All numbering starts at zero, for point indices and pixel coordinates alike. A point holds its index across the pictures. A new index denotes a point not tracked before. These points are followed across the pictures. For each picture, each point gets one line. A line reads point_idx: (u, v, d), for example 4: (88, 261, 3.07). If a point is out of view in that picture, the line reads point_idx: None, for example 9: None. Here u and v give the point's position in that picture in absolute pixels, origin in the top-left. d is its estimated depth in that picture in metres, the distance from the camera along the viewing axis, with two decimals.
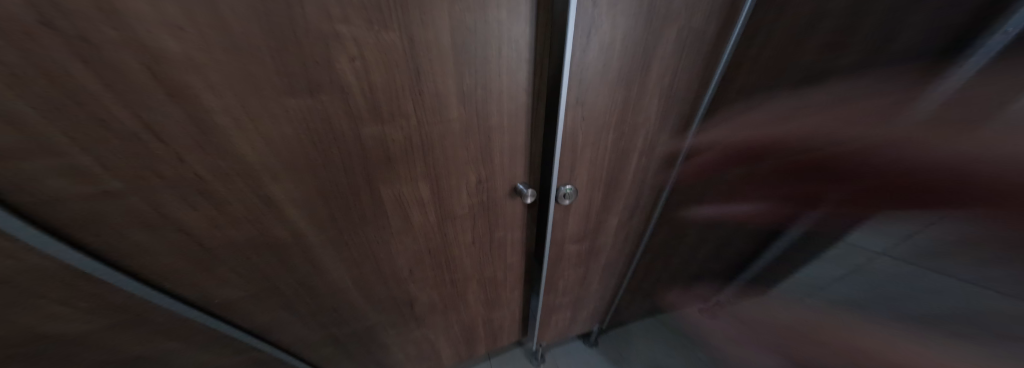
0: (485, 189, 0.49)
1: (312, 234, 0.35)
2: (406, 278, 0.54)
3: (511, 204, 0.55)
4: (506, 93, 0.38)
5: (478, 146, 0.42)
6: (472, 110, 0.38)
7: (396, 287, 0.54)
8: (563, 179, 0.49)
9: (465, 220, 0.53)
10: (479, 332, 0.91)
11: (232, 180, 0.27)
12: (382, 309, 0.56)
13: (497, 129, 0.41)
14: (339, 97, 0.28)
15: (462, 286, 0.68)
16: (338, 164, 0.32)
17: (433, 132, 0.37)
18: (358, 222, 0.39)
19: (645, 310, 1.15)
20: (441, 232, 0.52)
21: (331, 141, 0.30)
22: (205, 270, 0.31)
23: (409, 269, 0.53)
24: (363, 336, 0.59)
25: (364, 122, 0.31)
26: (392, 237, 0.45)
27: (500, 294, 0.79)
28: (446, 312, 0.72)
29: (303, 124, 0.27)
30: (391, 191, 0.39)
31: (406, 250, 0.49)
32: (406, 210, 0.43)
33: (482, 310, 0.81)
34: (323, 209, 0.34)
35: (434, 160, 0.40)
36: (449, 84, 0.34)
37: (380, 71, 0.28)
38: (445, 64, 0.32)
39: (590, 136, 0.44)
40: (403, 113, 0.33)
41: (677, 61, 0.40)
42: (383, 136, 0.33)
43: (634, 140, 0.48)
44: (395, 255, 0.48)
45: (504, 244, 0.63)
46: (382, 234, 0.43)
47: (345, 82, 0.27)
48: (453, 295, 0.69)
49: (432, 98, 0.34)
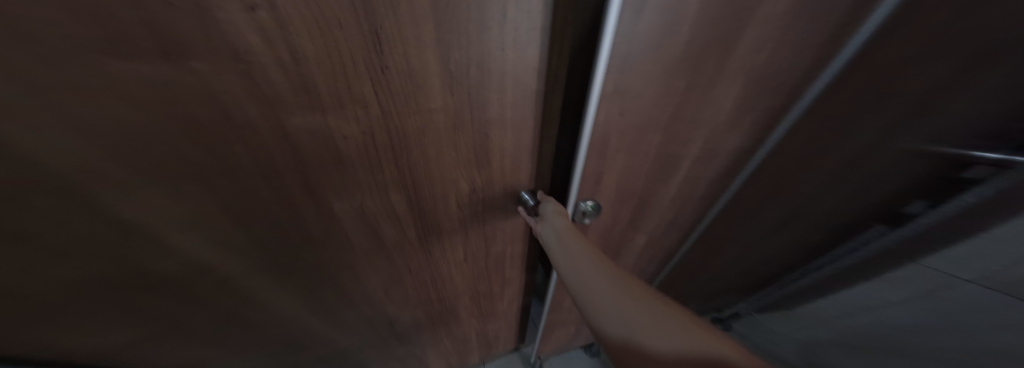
0: (478, 199, 0.39)
1: (225, 261, 0.27)
2: (383, 298, 0.45)
3: (512, 216, 0.45)
4: (499, 77, 0.26)
5: (469, 147, 0.32)
6: (463, 98, 0.27)
7: (370, 308, 0.45)
8: (582, 194, 0.38)
9: (456, 235, 0.43)
10: (472, 344, 0.83)
11: (43, 204, 0.18)
12: (353, 328, 0.48)
13: (498, 123, 0.30)
14: (241, 70, 0.17)
15: (453, 303, 0.59)
16: (255, 168, 0.23)
17: (406, 126, 0.27)
18: (300, 238, 0.30)
19: None
20: (425, 250, 0.42)
21: (238, 136, 0.20)
22: (42, 314, 0.23)
23: (386, 289, 0.44)
24: (332, 356, 0.51)
25: (289, 108, 0.21)
26: (359, 254, 0.36)
27: (496, 308, 0.71)
28: (434, 328, 0.64)
29: (183, 111, 0.18)
30: (350, 201, 0.30)
31: (381, 268, 0.40)
32: (374, 224, 0.34)
33: (476, 324, 0.73)
34: (237, 230, 0.26)
35: (409, 164, 0.30)
36: (421, 57, 0.23)
37: (305, 30, 0.18)
38: (417, 27, 0.21)
39: (624, 140, 0.32)
40: (356, 98, 0.23)
41: (769, 38, 0.27)
42: (327, 129, 0.24)
43: (682, 146, 0.36)
44: (366, 273, 0.39)
45: (503, 260, 0.54)
46: (345, 250, 0.34)
47: (246, 45, 0.17)
48: (442, 313, 0.60)
49: (402, 78, 0.23)
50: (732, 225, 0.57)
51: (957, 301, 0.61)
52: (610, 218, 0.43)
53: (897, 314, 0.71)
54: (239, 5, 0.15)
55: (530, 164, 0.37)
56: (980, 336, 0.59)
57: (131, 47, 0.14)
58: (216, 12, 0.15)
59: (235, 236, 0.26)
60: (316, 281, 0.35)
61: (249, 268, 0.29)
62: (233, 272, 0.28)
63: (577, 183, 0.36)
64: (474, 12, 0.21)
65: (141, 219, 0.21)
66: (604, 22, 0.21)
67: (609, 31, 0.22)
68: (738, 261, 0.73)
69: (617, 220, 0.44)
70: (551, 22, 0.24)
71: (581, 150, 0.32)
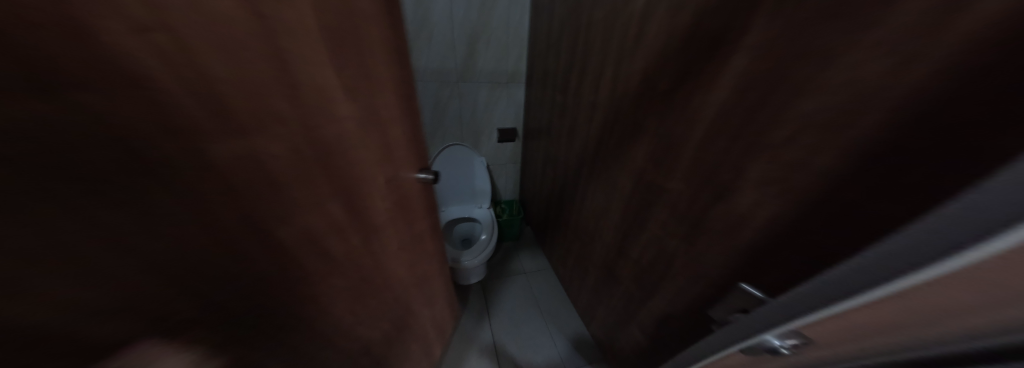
0: (397, 186, 0.47)
1: (152, 331, 0.22)
2: (347, 321, 0.45)
3: (418, 190, 0.56)
4: (379, 86, 0.39)
5: (378, 144, 0.41)
6: (362, 106, 0.36)
7: (334, 337, 0.44)
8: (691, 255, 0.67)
9: (389, 228, 0.48)
10: (439, 347, 0.84)
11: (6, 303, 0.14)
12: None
13: (390, 124, 0.42)
14: (146, 99, 0.17)
15: (408, 304, 0.61)
16: (173, 205, 0.21)
17: (327, 135, 0.32)
18: (240, 270, 0.27)
19: (589, 270, 1.27)
20: (371, 252, 0.45)
21: (152, 171, 0.19)
22: None
23: (348, 310, 0.44)
24: None
25: (210, 135, 0.21)
26: (315, 278, 0.36)
27: (441, 292, 0.77)
28: (403, 340, 0.64)
29: (86, 157, 0.15)
30: (293, 226, 0.31)
31: (336, 288, 0.40)
32: (321, 241, 0.35)
33: (436, 315, 0.77)
34: (168, 284, 0.22)
35: (337, 170, 0.34)
36: (330, 77, 0.30)
37: (223, 60, 0.21)
38: (314, 52, 0.28)
39: (982, 319, 0.18)
40: (276, 117, 0.26)
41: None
42: (255, 151, 0.25)
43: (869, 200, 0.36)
44: (327, 299, 0.40)
45: (426, 237, 0.62)
46: (300, 278, 0.34)
47: (146, 71, 0.17)
48: (403, 319, 0.61)
49: (312, 92, 0.29)
50: (655, 210, 0.78)
51: None
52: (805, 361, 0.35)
53: None
54: (135, 27, 0.16)
55: (412, 143, 0.51)
56: None
57: (45, 92, 0.13)
58: (111, 39, 0.15)
59: (163, 293, 0.22)
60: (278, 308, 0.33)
61: (176, 330, 0.24)
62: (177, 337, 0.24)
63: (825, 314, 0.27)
64: (354, 46, 0.32)
65: (42, 318, 0.16)
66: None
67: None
68: (641, 243, 0.86)
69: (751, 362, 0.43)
70: (387, 42, 0.39)
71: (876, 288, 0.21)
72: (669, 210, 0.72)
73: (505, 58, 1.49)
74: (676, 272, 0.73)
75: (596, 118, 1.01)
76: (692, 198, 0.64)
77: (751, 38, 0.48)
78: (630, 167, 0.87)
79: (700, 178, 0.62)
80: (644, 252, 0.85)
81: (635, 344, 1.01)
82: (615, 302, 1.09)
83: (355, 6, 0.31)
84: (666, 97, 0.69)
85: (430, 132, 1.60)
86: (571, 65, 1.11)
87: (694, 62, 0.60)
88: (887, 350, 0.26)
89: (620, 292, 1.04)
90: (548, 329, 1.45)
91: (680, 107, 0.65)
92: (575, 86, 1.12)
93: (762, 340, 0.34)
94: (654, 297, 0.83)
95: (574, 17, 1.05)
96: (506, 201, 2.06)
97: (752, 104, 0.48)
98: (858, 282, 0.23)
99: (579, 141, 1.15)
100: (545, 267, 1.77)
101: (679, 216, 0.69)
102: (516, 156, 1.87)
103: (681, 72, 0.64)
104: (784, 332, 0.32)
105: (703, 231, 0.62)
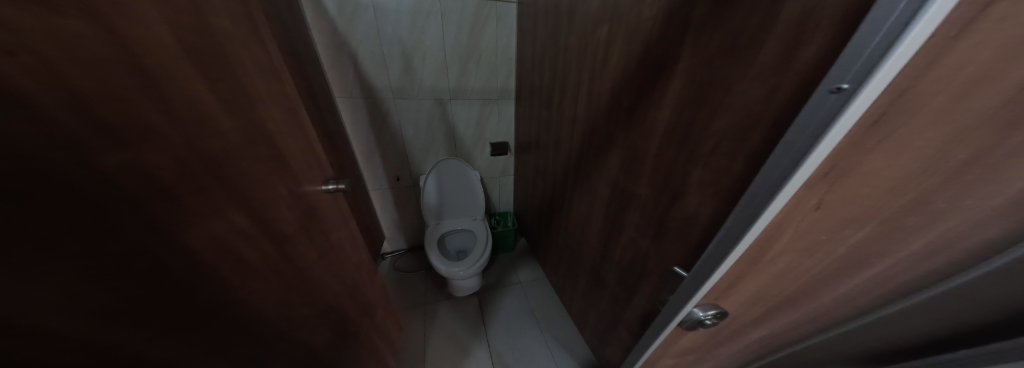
0: (301, 195, 0.48)
1: (137, 344, 0.22)
2: (299, 325, 0.45)
3: (326, 200, 0.57)
4: (259, 101, 0.41)
5: (271, 154, 0.42)
6: (246, 120, 0.37)
7: (294, 342, 0.44)
8: (659, 258, 0.64)
9: (302, 236, 0.46)
10: (388, 356, 0.82)
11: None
12: None
13: (279, 135, 0.44)
14: (27, 116, 0.17)
15: (347, 309, 0.60)
16: (92, 222, 0.20)
17: (213, 149, 0.31)
18: (185, 285, 0.27)
19: (575, 280, 1.23)
20: (294, 261, 0.44)
21: (64, 187, 0.18)
22: None
23: (293, 313, 0.44)
24: None
25: (98, 149, 0.20)
26: (250, 290, 0.35)
27: (379, 298, 0.77)
28: (351, 345, 0.62)
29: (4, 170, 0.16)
30: (202, 233, 0.29)
31: (273, 296, 0.39)
32: (235, 250, 0.33)
33: (379, 322, 0.76)
34: (114, 290, 0.21)
35: (231, 182, 0.33)
36: (202, 92, 0.30)
37: (87, 73, 0.20)
38: (179, 67, 0.28)
39: (834, 225, 0.22)
40: (156, 130, 0.25)
41: (838, 261, 0.25)
42: (144, 163, 0.24)
43: None
44: (271, 307, 0.39)
45: (347, 246, 0.62)
46: (239, 289, 0.33)
47: (19, 88, 0.17)
48: (346, 325, 0.59)
49: (186, 107, 0.28)
50: (626, 215, 0.76)
51: (787, 333, 0.39)
52: (737, 325, 0.38)
53: (765, 345, 0.43)
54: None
55: (306, 155, 0.52)
56: (759, 342, 0.43)
57: None
58: None
59: (120, 308, 0.21)
60: (232, 320, 0.32)
61: (159, 343, 0.24)
62: (140, 345, 0.22)
63: (726, 268, 0.28)
64: (223, 64, 0.34)
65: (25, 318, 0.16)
66: (870, 73, 0.14)
67: (875, 83, 0.14)
68: (617, 249, 0.83)
69: (698, 345, 0.44)
70: (255, 61, 0.41)
71: (755, 230, 0.24)
72: (637, 215, 0.70)
73: (495, 76, 1.50)
74: (648, 275, 0.70)
75: (576, 131, 0.95)
76: (656, 202, 0.62)
77: (681, 64, 0.50)
78: (605, 176, 0.82)
79: (658, 180, 0.61)
80: (620, 258, 0.82)
81: (618, 352, 0.96)
82: (600, 312, 1.04)
83: (206, 26, 0.32)
84: (624, 105, 0.68)
85: (417, 148, 1.59)
86: (553, 82, 1.07)
87: (648, 72, 0.59)
88: (792, 286, 0.30)
89: (603, 301, 1.00)
90: (543, 338, 1.39)
91: (639, 113, 0.63)
92: (557, 101, 1.06)
93: (688, 315, 0.35)
94: (633, 304, 0.79)
95: (552, 33, 1.03)
96: (501, 213, 2.04)
97: (701, 109, 0.47)
98: (736, 233, 0.25)
99: (562, 155, 1.09)
100: (537, 277, 1.74)
101: (647, 218, 0.67)
102: (507, 169, 1.84)
103: (635, 81, 0.63)
104: (702, 304, 0.34)
105: (667, 230, 0.60)
